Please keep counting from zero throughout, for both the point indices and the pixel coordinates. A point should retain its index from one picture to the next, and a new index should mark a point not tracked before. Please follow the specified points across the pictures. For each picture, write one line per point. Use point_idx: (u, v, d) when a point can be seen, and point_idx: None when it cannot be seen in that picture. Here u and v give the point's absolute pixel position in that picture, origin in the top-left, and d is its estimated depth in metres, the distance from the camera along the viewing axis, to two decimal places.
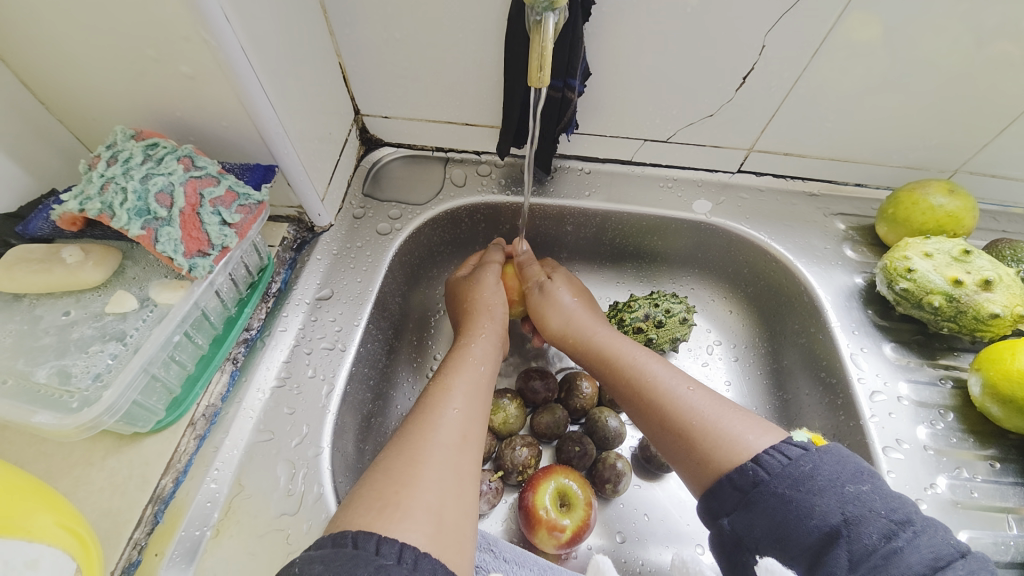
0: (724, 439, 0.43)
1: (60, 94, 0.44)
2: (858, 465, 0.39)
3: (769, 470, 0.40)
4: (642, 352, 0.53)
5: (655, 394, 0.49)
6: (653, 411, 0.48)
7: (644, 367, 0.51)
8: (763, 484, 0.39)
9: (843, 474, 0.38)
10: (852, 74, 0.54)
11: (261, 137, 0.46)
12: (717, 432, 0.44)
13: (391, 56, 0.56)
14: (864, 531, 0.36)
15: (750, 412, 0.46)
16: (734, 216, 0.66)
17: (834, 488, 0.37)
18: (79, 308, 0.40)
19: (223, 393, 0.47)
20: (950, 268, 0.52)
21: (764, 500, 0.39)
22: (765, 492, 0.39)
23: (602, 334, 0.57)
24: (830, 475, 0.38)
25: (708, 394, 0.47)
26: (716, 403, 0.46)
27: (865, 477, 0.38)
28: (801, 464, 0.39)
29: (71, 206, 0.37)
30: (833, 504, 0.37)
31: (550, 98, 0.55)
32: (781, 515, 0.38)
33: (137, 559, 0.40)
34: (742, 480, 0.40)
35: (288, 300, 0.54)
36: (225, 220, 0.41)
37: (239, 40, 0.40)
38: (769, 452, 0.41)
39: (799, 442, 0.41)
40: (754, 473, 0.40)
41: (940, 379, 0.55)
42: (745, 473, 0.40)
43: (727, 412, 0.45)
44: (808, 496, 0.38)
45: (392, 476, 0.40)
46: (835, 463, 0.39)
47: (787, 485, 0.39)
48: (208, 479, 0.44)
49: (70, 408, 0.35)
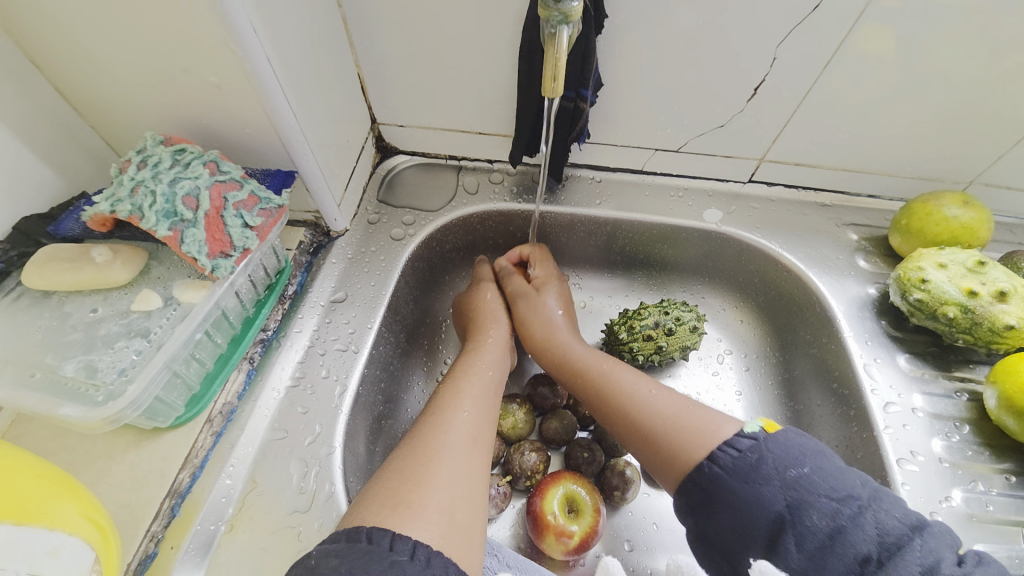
0: (690, 436, 0.45)
1: (94, 100, 0.46)
2: (804, 448, 0.41)
3: (722, 465, 0.42)
4: (609, 359, 0.56)
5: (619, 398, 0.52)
6: (619, 415, 0.51)
7: (608, 377, 0.54)
8: (717, 479, 0.42)
9: (787, 459, 0.40)
10: (865, 85, 0.54)
11: (282, 143, 0.48)
12: (679, 434, 0.46)
13: (409, 66, 0.58)
14: (807, 514, 0.38)
15: (713, 408, 0.48)
16: (745, 225, 0.67)
17: (780, 477, 0.40)
18: (107, 306, 0.41)
19: (240, 392, 0.48)
20: (965, 279, 0.51)
21: (719, 494, 0.42)
22: (720, 487, 0.42)
23: (572, 343, 0.59)
24: (775, 463, 0.40)
25: (669, 395, 0.50)
26: (677, 404, 0.49)
27: (808, 458, 0.40)
28: (749, 456, 0.41)
29: (102, 207, 0.39)
30: (777, 492, 0.39)
31: (562, 107, 0.56)
32: (738, 508, 0.40)
33: (153, 552, 0.41)
34: (700, 479, 0.43)
35: (304, 301, 0.55)
36: (247, 223, 0.43)
37: (265, 51, 0.41)
38: (722, 448, 0.43)
39: (748, 433, 0.43)
40: (710, 470, 0.42)
41: (956, 392, 0.54)
42: (702, 471, 0.43)
43: (686, 413, 0.47)
44: (756, 485, 0.40)
45: (405, 476, 0.41)
46: (781, 449, 0.41)
47: (736, 477, 0.41)
48: (224, 475, 0.44)
49: (96, 401, 0.36)
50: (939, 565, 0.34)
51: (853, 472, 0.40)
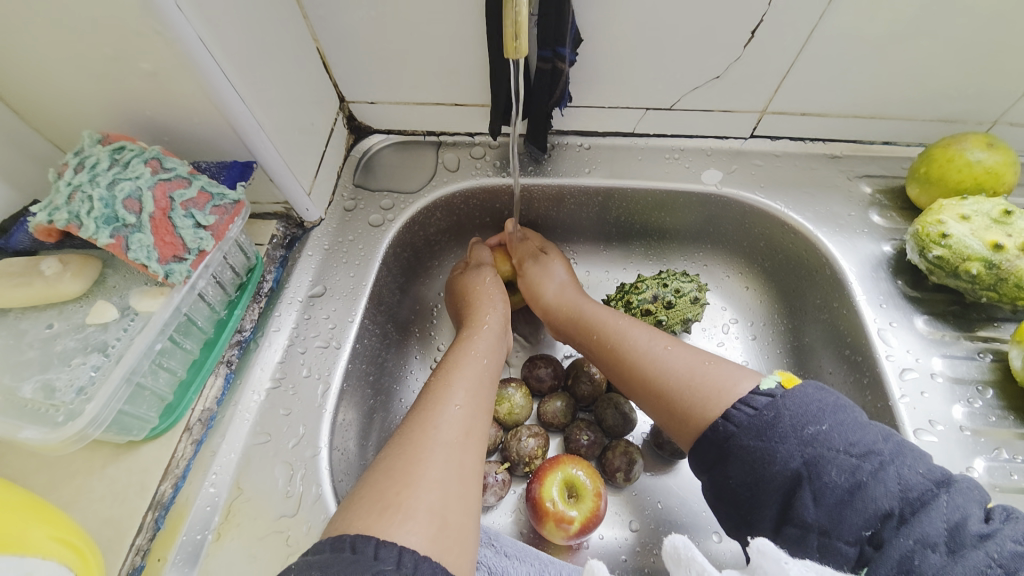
0: (706, 393, 0.43)
1: (31, 100, 0.43)
2: (824, 403, 0.38)
3: (737, 423, 0.39)
4: (626, 319, 0.54)
5: (637, 354, 0.50)
6: (635, 374, 0.49)
7: (624, 335, 0.52)
8: (732, 437, 0.39)
9: (806, 415, 0.38)
10: (877, 18, 0.48)
11: (234, 132, 0.44)
12: (694, 393, 0.43)
13: (370, 36, 0.53)
14: (824, 471, 0.36)
15: (733, 363, 0.45)
16: (748, 185, 0.62)
17: (799, 434, 0.37)
18: (62, 320, 0.39)
19: (218, 397, 0.47)
20: (990, 231, 0.47)
21: (733, 453, 0.39)
22: (734, 445, 0.39)
23: (588, 307, 0.57)
24: (793, 420, 0.38)
25: (686, 350, 0.48)
26: (691, 359, 0.46)
27: (827, 414, 0.38)
28: (764, 413, 0.39)
29: (40, 218, 0.36)
30: (795, 449, 0.37)
31: (539, 69, 0.51)
32: (754, 465, 0.38)
33: (140, 565, 0.40)
34: (715, 437, 0.40)
35: (280, 298, 0.53)
36: (199, 223, 0.40)
37: (198, 31, 0.38)
38: (737, 407, 0.40)
39: (765, 390, 0.40)
40: (725, 428, 0.40)
41: (979, 353, 0.50)
42: (717, 430, 0.40)
43: (704, 367, 0.45)
44: (771, 443, 0.37)
45: (393, 476, 0.39)
46: (799, 406, 0.38)
47: (751, 433, 0.38)
48: (207, 483, 0.43)
49: (56, 422, 0.34)
50: (966, 522, 0.32)
51: (875, 426, 0.37)
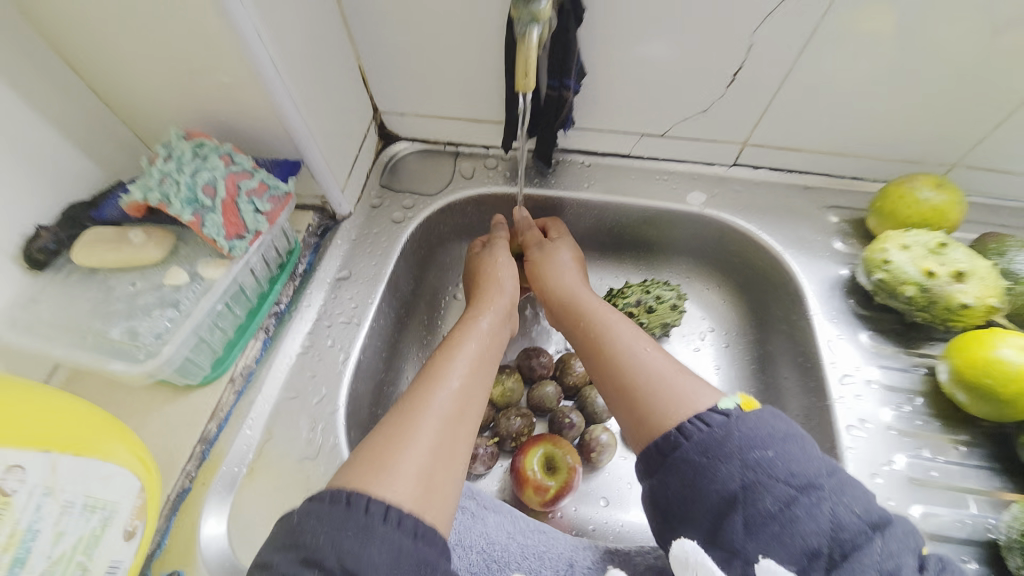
0: (667, 402, 0.47)
1: (125, 100, 0.52)
2: (776, 431, 0.42)
3: (688, 436, 0.44)
4: (617, 319, 0.58)
5: (617, 354, 0.54)
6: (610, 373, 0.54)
7: (609, 334, 0.56)
8: (680, 450, 0.44)
9: (754, 440, 0.42)
10: (838, 69, 0.57)
11: (288, 136, 0.53)
12: (656, 402, 0.48)
13: (405, 59, 0.62)
14: (761, 497, 0.40)
15: (701, 376, 0.50)
16: (727, 207, 0.70)
17: (745, 456, 0.41)
18: (143, 280, 0.48)
19: (257, 356, 0.55)
20: (925, 260, 0.54)
21: (678, 465, 0.43)
22: (681, 458, 0.44)
23: (585, 301, 0.62)
24: (742, 442, 0.42)
25: (663, 358, 0.52)
26: (665, 367, 0.51)
27: (776, 442, 0.41)
28: (717, 432, 0.43)
29: (136, 196, 0.46)
30: (738, 469, 0.41)
31: (547, 96, 0.60)
32: (695, 476, 0.42)
33: (188, 487, 0.48)
34: (665, 443, 0.45)
35: (312, 279, 0.61)
36: (258, 209, 0.49)
37: (269, 54, 0.47)
38: (692, 421, 0.45)
39: (722, 409, 0.44)
40: (678, 436, 0.44)
41: (914, 366, 0.57)
42: (668, 440, 0.45)
43: (672, 378, 0.49)
44: (714, 462, 0.42)
45: (389, 441, 0.45)
46: (751, 430, 0.42)
47: (700, 448, 0.43)
48: (244, 426, 0.52)
49: (138, 358, 0.43)
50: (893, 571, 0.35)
51: (823, 460, 0.41)
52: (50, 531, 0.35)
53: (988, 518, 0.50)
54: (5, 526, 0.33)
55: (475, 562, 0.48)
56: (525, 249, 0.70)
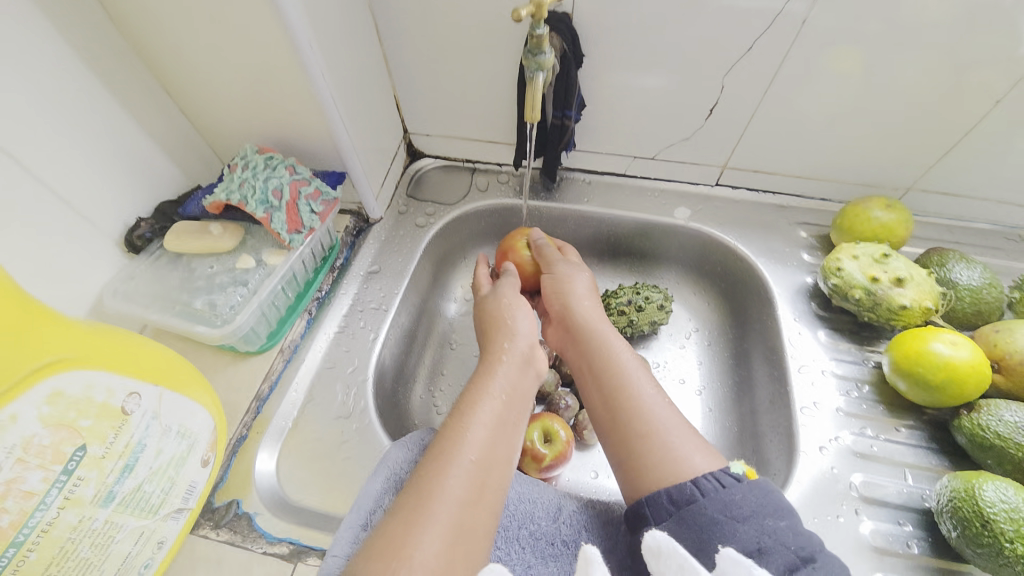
0: (667, 458, 0.50)
1: (208, 120, 0.64)
2: (780, 502, 0.45)
3: (703, 492, 0.46)
4: (631, 360, 0.60)
5: (632, 400, 0.55)
6: (622, 417, 0.55)
7: (624, 376, 0.58)
8: (694, 503, 0.45)
9: (766, 508, 0.44)
10: (799, 105, 0.68)
11: (338, 152, 0.65)
12: (660, 457, 0.50)
13: (434, 89, 0.74)
14: (771, 559, 0.41)
15: (702, 439, 0.52)
16: (709, 221, 0.80)
17: (756, 520, 0.43)
18: (219, 264, 0.60)
19: (302, 333, 0.66)
20: (871, 267, 0.63)
21: (690, 518, 0.45)
22: (695, 511, 0.45)
23: (604, 337, 0.62)
24: (755, 507, 0.44)
25: (670, 410, 0.54)
26: (672, 423, 0.52)
27: (785, 514, 0.44)
28: (730, 492, 0.45)
29: (220, 196, 0.57)
30: (751, 534, 0.42)
31: (553, 124, 0.71)
32: (705, 533, 0.44)
33: (244, 435, 0.58)
34: (678, 496, 0.47)
35: (348, 272, 0.73)
36: (314, 210, 0.60)
37: (331, 88, 0.59)
38: (706, 478, 0.47)
39: (733, 473, 0.47)
40: (690, 492, 0.46)
41: (864, 360, 0.66)
42: (682, 491, 0.47)
43: (674, 436, 0.51)
44: (730, 520, 0.43)
45: (397, 521, 0.42)
46: (760, 498, 0.45)
47: (716, 509, 0.44)
48: (291, 389, 0.62)
49: (216, 324, 0.55)
50: None
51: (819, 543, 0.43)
52: (153, 447, 0.46)
53: (924, 489, 0.56)
54: (124, 438, 0.44)
55: None
56: (545, 263, 0.72)
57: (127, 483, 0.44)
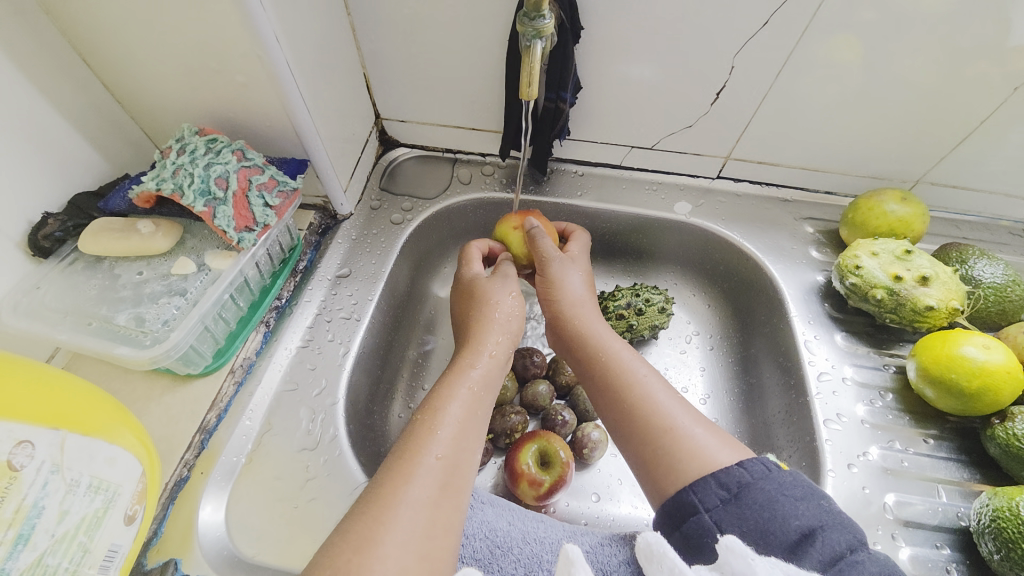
0: (682, 451, 0.44)
1: (135, 96, 0.53)
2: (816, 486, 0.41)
3: (753, 473, 0.41)
4: (625, 346, 0.54)
5: (635, 389, 0.49)
6: (625, 408, 0.48)
7: (624, 362, 0.51)
8: (749, 485, 0.40)
9: (817, 490, 0.41)
10: (813, 92, 0.62)
11: (297, 135, 0.55)
12: (675, 451, 0.44)
13: (409, 66, 0.65)
14: (831, 537, 0.37)
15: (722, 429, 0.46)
16: (711, 216, 0.74)
17: (813, 498, 0.39)
18: (150, 269, 0.49)
19: (257, 349, 0.56)
20: (892, 265, 0.58)
21: (748, 499, 0.40)
22: (752, 491, 0.40)
23: (597, 324, 0.56)
24: (808, 488, 0.40)
25: (677, 399, 0.48)
26: (681, 413, 0.46)
27: (827, 496, 0.40)
28: (783, 475, 0.41)
29: (149, 185, 0.47)
30: (812, 511, 0.39)
31: (545, 108, 0.64)
32: (767, 512, 0.39)
33: (186, 476, 0.48)
34: (727, 479, 0.41)
35: (312, 276, 0.63)
36: (268, 203, 0.51)
37: (286, 56, 0.49)
38: (753, 461, 0.42)
39: (766, 460, 0.42)
40: (739, 474, 0.41)
41: (884, 365, 0.61)
42: (731, 473, 0.41)
43: (685, 427, 0.45)
44: (788, 499, 0.39)
45: (349, 540, 0.34)
46: (804, 480, 0.41)
47: (774, 488, 0.40)
48: (244, 417, 0.52)
49: (144, 344, 0.45)
50: None
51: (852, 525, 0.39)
52: (54, 509, 0.35)
53: (959, 506, 0.53)
54: (12, 502, 0.33)
55: (479, 549, 0.48)
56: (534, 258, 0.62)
57: (23, 557, 0.34)
